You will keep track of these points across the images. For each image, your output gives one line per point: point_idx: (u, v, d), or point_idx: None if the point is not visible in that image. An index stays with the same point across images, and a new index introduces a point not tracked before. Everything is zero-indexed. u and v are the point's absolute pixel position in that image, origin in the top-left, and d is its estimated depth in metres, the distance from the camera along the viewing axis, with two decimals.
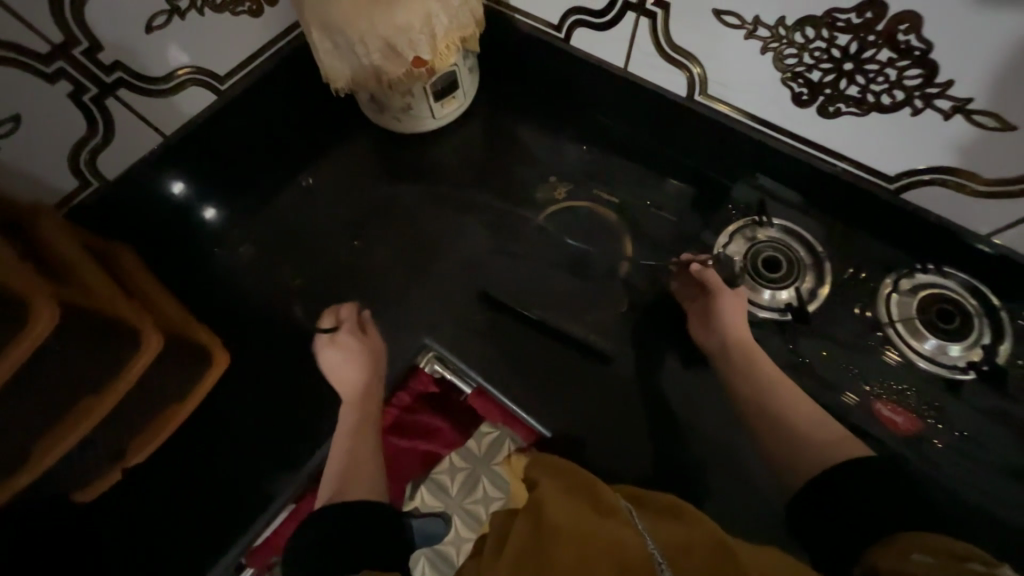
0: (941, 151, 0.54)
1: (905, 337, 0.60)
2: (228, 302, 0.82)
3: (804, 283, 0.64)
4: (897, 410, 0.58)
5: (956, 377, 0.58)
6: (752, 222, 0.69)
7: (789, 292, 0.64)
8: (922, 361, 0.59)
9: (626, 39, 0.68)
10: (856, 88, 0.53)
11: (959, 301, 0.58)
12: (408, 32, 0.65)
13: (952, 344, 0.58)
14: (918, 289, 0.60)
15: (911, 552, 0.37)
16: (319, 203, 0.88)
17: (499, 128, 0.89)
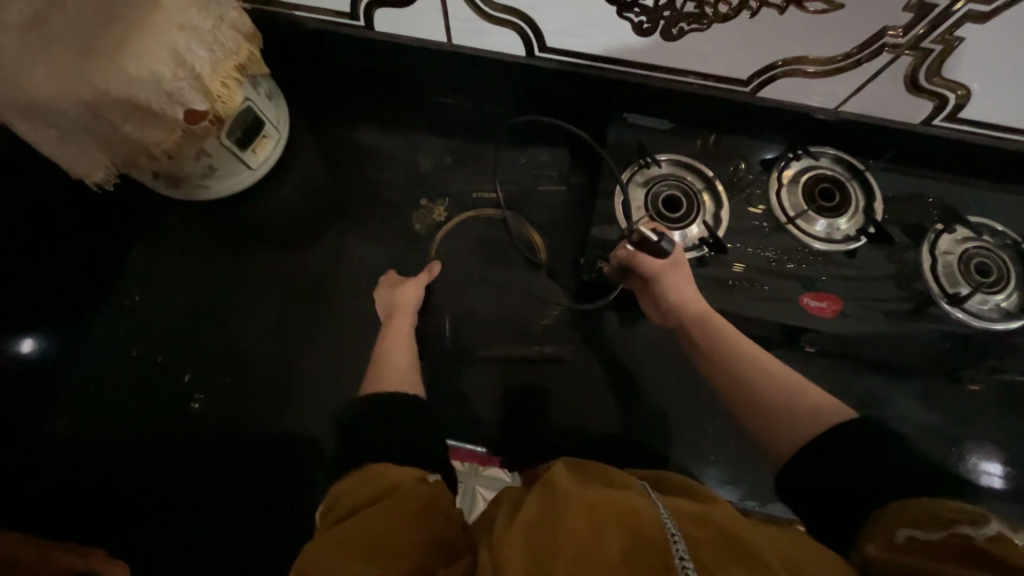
0: (783, 47, 0.53)
1: (802, 229, 0.62)
2: (100, 476, 0.66)
3: (705, 209, 0.63)
4: (823, 299, 0.60)
5: (850, 247, 0.61)
6: (639, 165, 0.65)
7: (695, 226, 0.63)
8: (822, 244, 0.62)
9: (437, 10, 0.57)
10: (692, 4, 0.50)
11: (830, 174, 0.63)
12: (158, 84, 0.48)
13: (838, 219, 0.62)
14: (801, 178, 0.63)
15: (895, 525, 0.34)
16: (161, 316, 0.72)
17: (340, 147, 0.76)
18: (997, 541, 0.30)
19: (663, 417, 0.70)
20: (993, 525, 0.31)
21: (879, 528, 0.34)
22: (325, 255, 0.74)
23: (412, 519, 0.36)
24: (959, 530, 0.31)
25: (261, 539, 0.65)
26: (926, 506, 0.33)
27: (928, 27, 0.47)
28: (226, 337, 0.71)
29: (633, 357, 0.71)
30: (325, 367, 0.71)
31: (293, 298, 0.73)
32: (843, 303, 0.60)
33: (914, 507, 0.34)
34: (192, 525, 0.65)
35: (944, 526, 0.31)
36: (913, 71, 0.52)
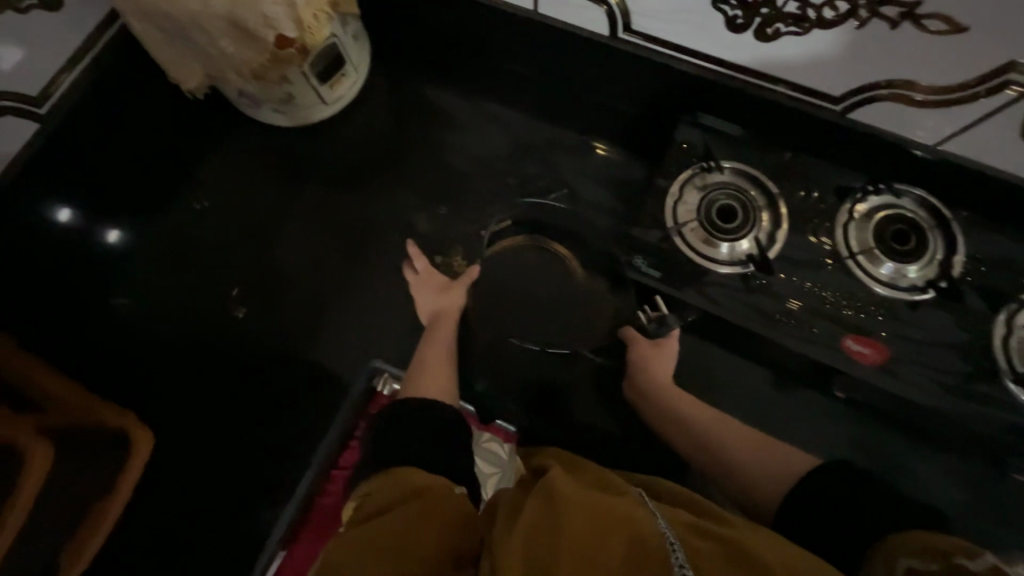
0: (887, 68, 0.48)
1: (865, 268, 0.58)
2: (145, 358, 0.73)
3: (761, 227, 0.60)
4: (866, 344, 0.57)
5: (916, 298, 0.57)
6: (700, 169, 0.62)
7: (746, 241, 0.60)
8: (883, 288, 0.57)
9: None
10: (795, 4, 0.46)
11: (910, 218, 0.58)
12: (257, 6, 0.51)
13: (908, 266, 0.57)
14: (876, 214, 0.58)
15: (900, 557, 0.34)
16: (223, 225, 0.78)
17: (408, 99, 0.79)
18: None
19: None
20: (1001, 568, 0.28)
21: (885, 566, 0.35)
22: (375, 200, 0.78)
23: (441, 518, 0.39)
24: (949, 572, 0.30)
25: (278, 441, 0.72)
26: (933, 545, 0.33)
27: None
28: (279, 257, 0.77)
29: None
30: (356, 303, 0.76)
31: (340, 233, 0.78)
32: (885, 355, 0.57)
33: (925, 545, 0.34)
34: (218, 416, 0.72)
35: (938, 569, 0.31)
36: None
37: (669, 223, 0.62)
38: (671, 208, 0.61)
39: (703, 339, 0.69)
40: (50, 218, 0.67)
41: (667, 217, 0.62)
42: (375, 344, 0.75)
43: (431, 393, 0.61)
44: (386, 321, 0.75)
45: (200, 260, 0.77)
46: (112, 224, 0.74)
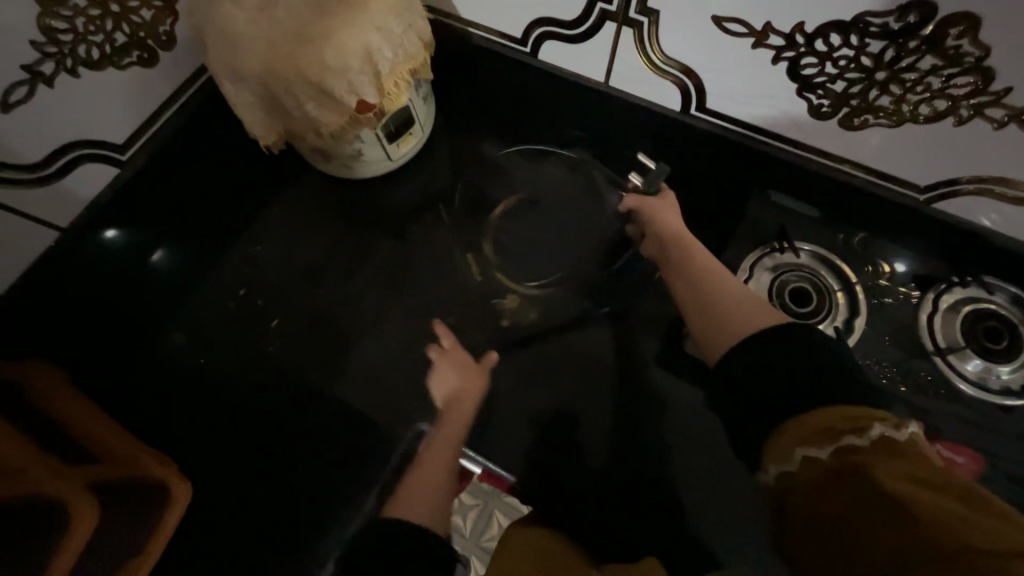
0: (982, 162, 0.47)
1: (951, 364, 0.55)
2: (184, 399, 0.73)
3: (838, 314, 0.58)
4: (958, 451, 0.53)
5: (1011, 402, 0.53)
6: (772, 248, 0.61)
7: (820, 327, 0.58)
8: (969, 387, 0.54)
9: (604, 52, 0.58)
10: (889, 99, 0.46)
11: (1004, 315, 0.55)
12: (346, 75, 0.53)
13: (999, 366, 0.54)
14: (963, 306, 0.56)
15: (795, 448, 0.38)
16: (272, 266, 0.79)
17: (463, 155, 0.81)
18: (884, 440, 0.35)
19: (735, 516, 0.63)
20: (875, 428, 0.36)
21: (784, 450, 0.38)
22: (425, 251, 0.78)
23: None
24: (846, 441, 0.36)
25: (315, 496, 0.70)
26: (829, 423, 0.37)
27: None
28: (329, 303, 0.77)
29: (711, 443, 0.66)
30: (398, 354, 0.75)
31: (387, 281, 0.78)
32: (984, 464, 0.53)
33: (822, 424, 0.37)
34: (253, 463, 0.71)
35: (832, 443, 0.36)
36: None
37: None
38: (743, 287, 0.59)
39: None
40: (101, 239, 0.66)
41: None
42: (414, 402, 0.72)
43: (425, 497, 0.54)
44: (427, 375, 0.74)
45: (248, 301, 0.78)
46: (163, 245, 0.74)
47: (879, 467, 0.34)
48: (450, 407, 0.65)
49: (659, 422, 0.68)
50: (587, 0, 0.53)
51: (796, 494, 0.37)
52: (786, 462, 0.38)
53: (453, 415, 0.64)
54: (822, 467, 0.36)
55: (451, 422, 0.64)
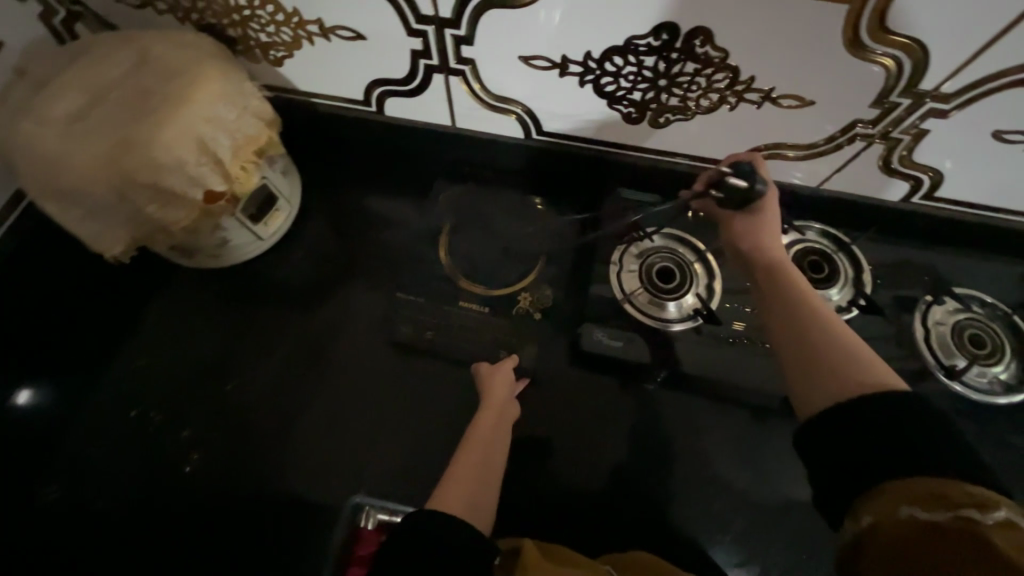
0: (764, 134, 0.57)
1: None
2: (85, 547, 0.66)
3: (699, 281, 0.67)
4: None
5: (846, 317, 0.63)
6: (633, 238, 0.68)
7: (689, 295, 0.66)
8: None
9: (442, 99, 0.62)
10: (676, 99, 0.54)
11: (817, 247, 0.65)
12: (182, 169, 0.51)
13: (830, 290, 0.64)
14: (791, 247, 0.65)
15: (899, 505, 0.35)
16: (159, 376, 0.72)
17: (347, 211, 0.79)
18: (1010, 525, 0.32)
19: (695, 488, 0.65)
20: (1004, 512, 0.33)
21: (881, 505, 0.36)
22: (328, 315, 0.74)
23: None
24: (967, 513, 0.33)
25: None
26: (933, 483, 0.35)
27: (900, 118, 0.51)
28: (236, 400, 0.71)
29: (654, 426, 0.67)
30: (319, 431, 0.69)
31: (293, 357, 0.73)
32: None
33: (931, 486, 0.35)
34: None
35: (950, 510, 0.33)
36: (889, 157, 0.56)
37: (619, 294, 0.67)
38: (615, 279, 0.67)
39: (695, 395, 0.67)
40: None
41: (616, 289, 0.67)
42: (347, 477, 0.67)
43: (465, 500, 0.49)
44: (357, 445, 0.68)
45: (146, 422, 0.70)
46: (25, 384, 0.70)
47: (998, 543, 0.32)
48: (492, 407, 0.60)
49: (610, 422, 0.67)
50: (408, 59, 0.57)
51: (885, 546, 0.34)
52: (886, 514, 0.35)
53: (495, 415, 0.59)
54: (927, 526, 0.33)
55: (490, 424, 0.58)
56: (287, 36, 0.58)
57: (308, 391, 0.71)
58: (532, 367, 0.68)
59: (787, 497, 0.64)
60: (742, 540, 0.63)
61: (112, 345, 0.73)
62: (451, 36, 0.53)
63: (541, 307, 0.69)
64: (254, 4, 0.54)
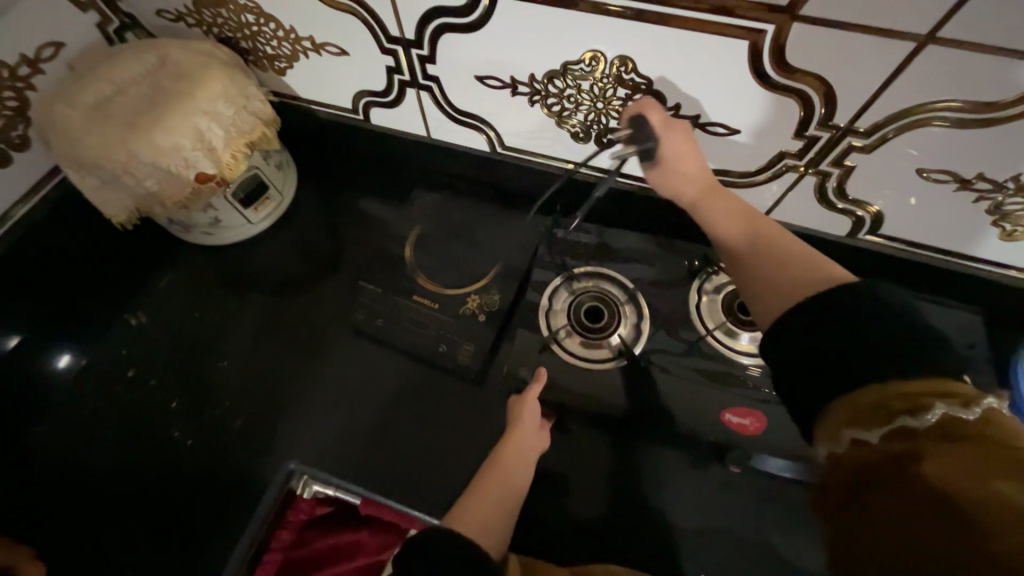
0: None
1: (725, 341, 0.63)
2: (67, 479, 0.75)
3: (628, 322, 0.66)
4: (746, 415, 0.60)
5: None
6: (567, 277, 0.69)
7: (616, 336, 0.65)
8: (750, 359, 0.62)
9: (416, 111, 0.70)
10: (615, 121, 0.59)
11: None
12: (178, 152, 0.61)
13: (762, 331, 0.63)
14: (724, 288, 0.66)
15: (842, 428, 0.35)
16: (151, 337, 0.82)
17: (333, 207, 0.86)
18: (950, 421, 0.32)
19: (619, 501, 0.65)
20: (940, 409, 0.32)
21: (830, 430, 0.36)
22: (303, 299, 0.81)
23: None
24: (903, 422, 0.33)
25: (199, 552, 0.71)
26: (878, 398, 0.34)
27: (824, 150, 0.52)
28: (219, 369, 0.79)
29: (592, 435, 0.68)
30: (277, 402, 0.76)
31: (266, 333, 0.80)
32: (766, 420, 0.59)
33: (877, 404, 0.34)
34: (133, 529, 0.72)
35: (887, 424, 0.33)
36: (825, 187, 0.57)
37: (546, 334, 0.67)
38: (543, 317, 0.67)
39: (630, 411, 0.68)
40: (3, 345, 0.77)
41: (543, 327, 0.67)
42: (292, 447, 0.73)
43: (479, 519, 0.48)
44: (306, 420, 0.74)
45: (142, 380, 0.79)
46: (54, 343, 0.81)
47: (933, 459, 0.31)
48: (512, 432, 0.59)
49: None
50: (385, 74, 0.65)
51: (837, 473, 0.35)
52: (835, 443, 0.36)
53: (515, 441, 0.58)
54: (873, 450, 0.33)
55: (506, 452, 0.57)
56: (287, 49, 0.67)
57: (275, 366, 0.78)
58: (473, 367, 0.71)
59: (710, 523, 0.64)
60: (654, 560, 0.63)
61: (122, 308, 0.83)
62: (417, 55, 0.60)
63: (487, 309, 0.72)
64: (260, 21, 0.64)
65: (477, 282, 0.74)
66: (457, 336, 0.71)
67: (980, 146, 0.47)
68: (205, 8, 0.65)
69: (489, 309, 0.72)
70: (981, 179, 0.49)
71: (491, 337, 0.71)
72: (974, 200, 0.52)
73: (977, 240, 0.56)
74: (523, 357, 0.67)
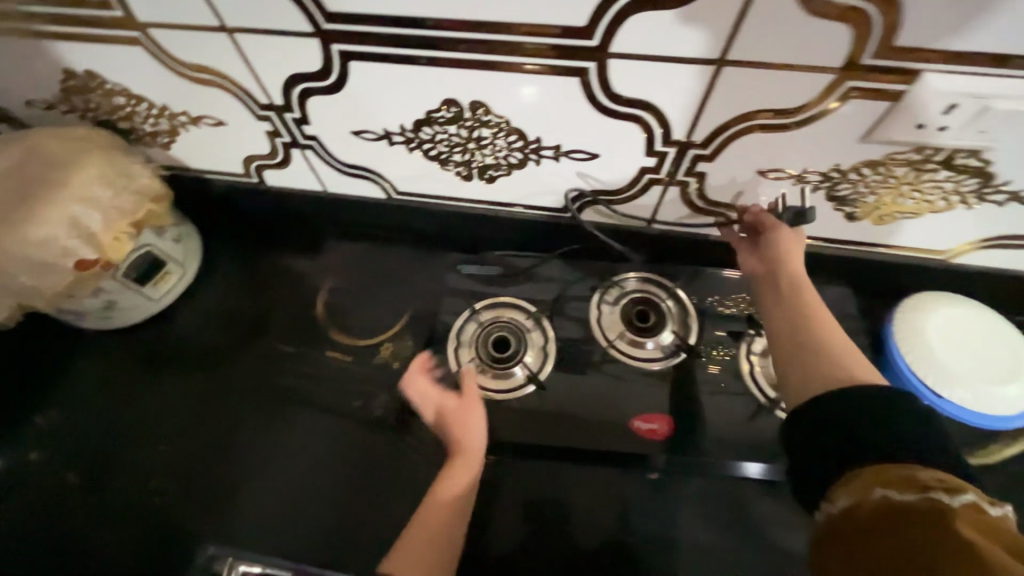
0: (579, 183, 0.63)
1: (626, 349, 0.66)
2: None
3: (531, 350, 0.66)
4: (652, 420, 0.62)
5: (677, 359, 0.65)
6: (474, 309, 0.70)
7: (523, 363, 0.65)
8: (652, 364, 0.65)
9: (307, 169, 0.71)
10: (491, 158, 0.62)
11: (650, 297, 0.68)
12: (54, 244, 0.60)
13: (661, 335, 0.66)
14: (622, 298, 0.69)
15: (870, 490, 0.37)
16: (56, 436, 0.76)
17: (241, 271, 0.84)
18: (975, 507, 0.34)
19: None
20: (970, 495, 0.34)
21: (857, 487, 0.38)
22: (217, 370, 0.78)
23: None
24: (933, 493, 0.35)
25: None
26: (906, 471, 0.37)
27: (675, 163, 0.57)
28: (136, 460, 0.74)
29: None
30: (196, 485, 0.71)
31: (181, 412, 0.76)
32: (674, 422, 0.62)
33: (907, 475, 0.37)
34: None
35: (919, 491, 0.35)
36: (689, 196, 0.61)
37: (455, 368, 0.66)
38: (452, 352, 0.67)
39: None
40: None
41: (453, 362, 0.66)
42: (216, 531, 0.69)
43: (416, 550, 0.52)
44: (230, 500, 0.70)
45: (49, 483, 0.74)
46: None
47: (958, 527, 0.33)
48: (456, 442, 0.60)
49: None
50: (266, 138, 0.66)
51: (855, 522, 0.36)
52: (860, 497, 0.37)
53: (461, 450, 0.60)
54: (900, 508, 0.35)
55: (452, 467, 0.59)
56: (166, 125, 0.67)
57: (192, 446, 0.74)
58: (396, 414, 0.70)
59: None
60: None
61: (26, 409, 0.78)
62: (291, 118, 0.62)
63: (401, 356, 0.72)
64: (133, 102, 0.65)
65: (389, 330, 0.75)
66: (376, 385, 0.71)
67: (802, 145, 0.51)
68: (74, 96, 0.65)
69: (404, 356, 0.73)
70: (811, 172, 0.55)
71: None
72: (812, 190, 0.57)
73: (828, 222, 0.61)
74: (440, 398, 0.65)
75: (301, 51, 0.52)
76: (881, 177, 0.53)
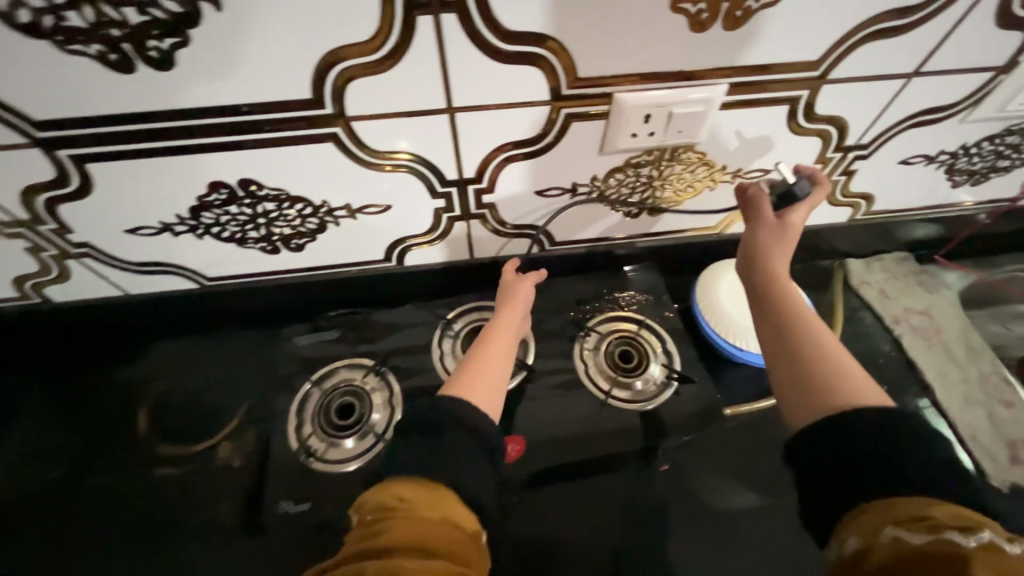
0: (388, 234, 0.64)
1: None
2: None
3: (376, 408, 0.64)
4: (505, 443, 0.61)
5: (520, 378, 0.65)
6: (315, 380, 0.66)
7: (367, 425, 0.63)
8: None
9: (93, 277, 0.64)
10: (288, 228, 0.61)
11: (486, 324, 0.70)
12: None
13: None
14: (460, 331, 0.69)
15: (882, 527, 0.35)
16: None
17: (44, 404, 0.72)
18: (992, 547, 0.32)
19: None
20: (987, 535, 0.33)
21: (866, 526, 0.36)
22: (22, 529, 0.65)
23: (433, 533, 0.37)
24: (949, 535, 0.33)
25: None
26: (913, 507, 0.35)
27: (462, 201, 0.60)
28: None
29: None
30: None
31: None
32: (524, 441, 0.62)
33: (917, 512, 0.35)
34: None
35: (931, 531, 0.33)
36: (491, 226, 0.65)
37: (298, 446, 0.62)
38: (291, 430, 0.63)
39: None
40: None
41: (294, 440, 0.62)
42: None
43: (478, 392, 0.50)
44: None
45: None
46: None
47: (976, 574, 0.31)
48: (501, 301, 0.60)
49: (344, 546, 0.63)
50: (28, 255, 0.59)
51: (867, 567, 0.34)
52: (871, 538, 0.35)
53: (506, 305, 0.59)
54: (919, 554, 0.33)
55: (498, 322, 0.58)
56: None
57: None
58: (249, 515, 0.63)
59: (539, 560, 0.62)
60: None
61: None
62: (48, 230, 0.56)
63: (244, 451, 0.67)
64: None
65: (229, 425, 0.69)
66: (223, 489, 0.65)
67: (559, 164, 0.57)
68: None
69: (253, 447, 0.67)
70: (579, 186, 0.61)
71: (260, 474, 0.66)
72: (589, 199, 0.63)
73: (618, 223, 0.68)
74: (287, 485, 0.60)
75: (24, 162, 0.48)
76: (634, 179, 0.61)
